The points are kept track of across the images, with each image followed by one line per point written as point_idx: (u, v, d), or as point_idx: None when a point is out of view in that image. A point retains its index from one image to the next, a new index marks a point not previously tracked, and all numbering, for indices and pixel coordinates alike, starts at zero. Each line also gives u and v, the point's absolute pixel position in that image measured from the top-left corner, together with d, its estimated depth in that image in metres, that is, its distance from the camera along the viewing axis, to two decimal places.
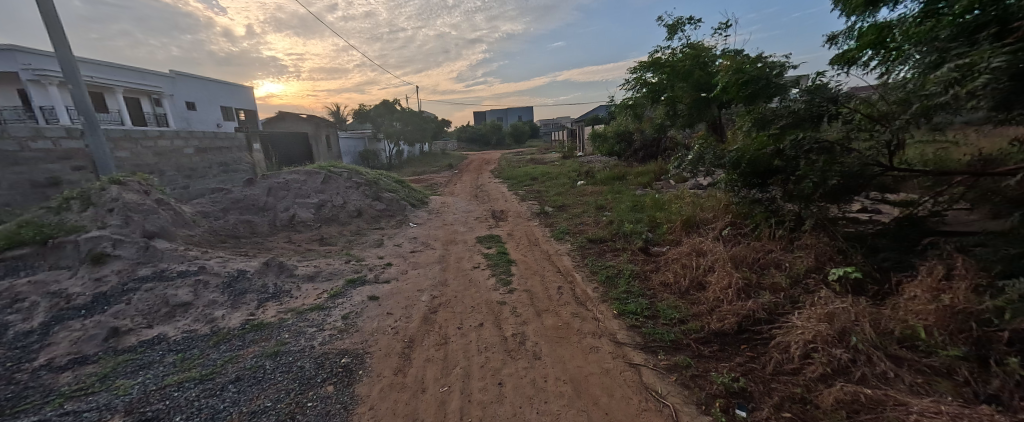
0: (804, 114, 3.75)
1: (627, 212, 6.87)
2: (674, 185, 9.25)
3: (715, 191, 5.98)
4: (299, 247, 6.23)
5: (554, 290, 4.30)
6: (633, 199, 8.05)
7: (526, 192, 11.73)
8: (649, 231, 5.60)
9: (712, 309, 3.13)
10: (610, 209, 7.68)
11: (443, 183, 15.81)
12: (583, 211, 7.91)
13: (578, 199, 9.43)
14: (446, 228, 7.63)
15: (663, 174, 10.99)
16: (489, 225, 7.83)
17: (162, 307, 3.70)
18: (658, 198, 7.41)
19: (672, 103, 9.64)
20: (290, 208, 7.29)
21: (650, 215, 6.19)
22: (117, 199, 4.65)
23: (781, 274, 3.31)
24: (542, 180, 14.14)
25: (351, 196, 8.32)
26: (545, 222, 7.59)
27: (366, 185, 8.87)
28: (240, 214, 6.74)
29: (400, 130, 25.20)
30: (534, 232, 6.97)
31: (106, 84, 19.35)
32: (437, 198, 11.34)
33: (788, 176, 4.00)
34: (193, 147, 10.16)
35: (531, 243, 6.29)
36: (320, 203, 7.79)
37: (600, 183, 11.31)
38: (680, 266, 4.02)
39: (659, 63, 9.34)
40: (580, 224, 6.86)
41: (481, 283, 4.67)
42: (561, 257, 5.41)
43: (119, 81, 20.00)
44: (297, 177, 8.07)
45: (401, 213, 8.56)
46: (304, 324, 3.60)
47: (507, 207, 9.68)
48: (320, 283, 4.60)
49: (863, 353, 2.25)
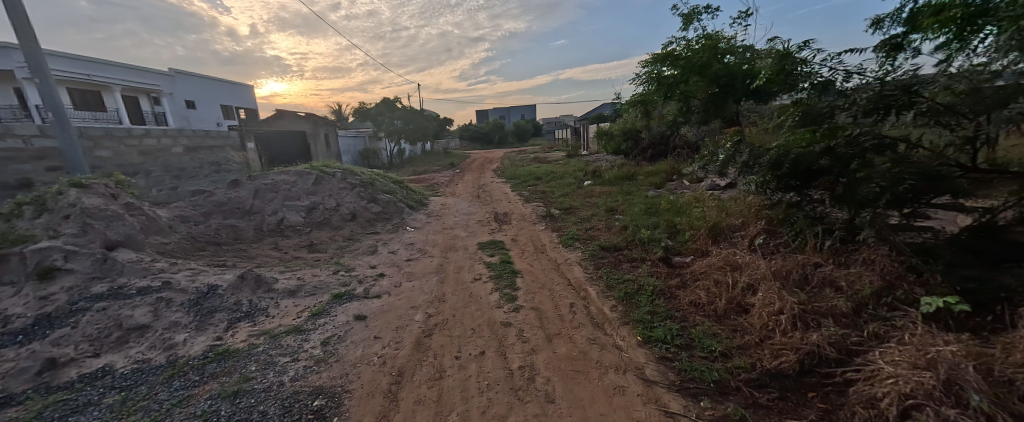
0: (869, 105, 3.19)
1: (641, 216, 6.33)
2: (688, 186, 8.71)
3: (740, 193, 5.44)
4: (286, 255, 5.74)
5: (566, 309, 3.78)
6: (645, 202, 7.52)
7: (531, 193, 11.21)
8: (669, 239, 5.06)
9: (761, 340, 2.60)
10: (622, 212, 7.14)
11: (444, 183, 15.31)
12: (593, 214, 7.38)
13: (586, 201, 8.90)
14: (446, 233, 7.14)
15: (675, 173, 10.44)
16: (492, 229, 7.32)
17: (114, 331, 3.19)
18: (674, 201, 6.88)
19: (686, 98, 9.07)
20: (279, 212, 6.80)
21: (668, 220, 5.65)
22: (74, 205, 4.16)
23: (840, 297, 2.78)
24: (547, 180, 13.62)
25: (344, 198, 7.82)
26: (552, 226, 7.07)
27: (361, 186, 8.37)
28: (224, 218, 6.26)
29: (401, 128, 24.69)
30: (541, 237, 6.44)
31: (103, 83, 18.96)
32: (437, 199, 10.84)
33: (837, 177, 3.47)
34: (182, 146, 9.69)
35: (538, 251, 5.76)
36: (311, 206, 7.30)
37: (609, 183, 10.78)
38: (713, 283, 3.48)
39: (673, 55, 8.75)
40: (591, 229, 6.32)
41: (482, 299, 4.16)
42: (571, 268, 4.89)
43: (117, 79, 19.62)
44: (288, 178, 7.58)
45: (398, 215, 8.07)
46: (276, 353, 3.10)
47: (511, 209, 9.16)
48: (302, 299, 4.09)
49: (983, 414, 1.73)
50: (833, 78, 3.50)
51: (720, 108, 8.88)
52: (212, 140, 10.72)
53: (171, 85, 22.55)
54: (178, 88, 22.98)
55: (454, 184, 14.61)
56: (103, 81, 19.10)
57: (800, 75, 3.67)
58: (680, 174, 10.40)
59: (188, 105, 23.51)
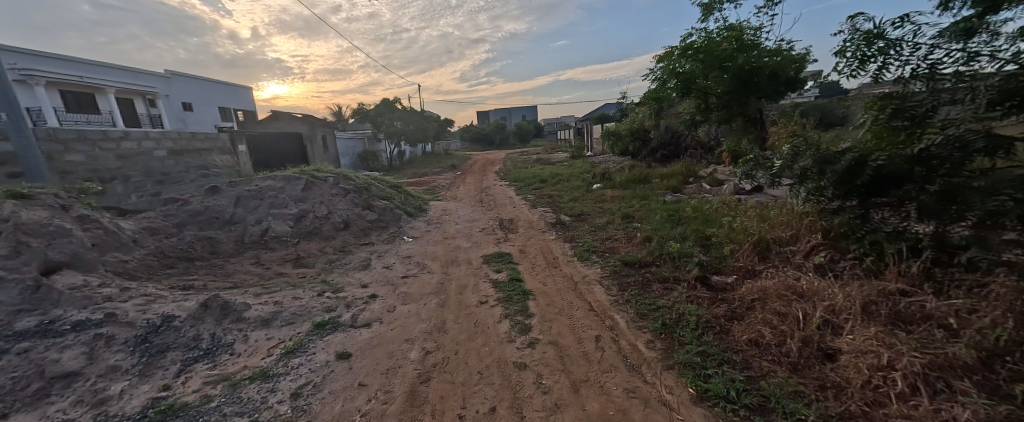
0: (989, 97, 2.61)
1: (665, 226, 5.68)
2: (708, 190, 8.05)
3: (779, 201, 4.81)
4: (267, 271, 5.13)
5: (591, 345, 3.15)
6: (665, 208, 6.89)
7: (537, 197, 10.56)
8: (702, 254, 4.42)
9: (869, 408, 2.03)
10: (641, 221, 6.48)
11: (446, 185, 14.71)
12: (608, 223, 6.73)
13: (597, 206, 8.29)
14: (447, 243, 6.50)
15: (690, 176, 9.81)
16: (497, 239, 6.68)
17: (32, 382, 2.56)
18: (698, 209, 6.23)
19: (704, 94, 8.40)
20: (263, 221, 6.18)
21: (698, 231, 5.01)
22: (7, 219, 3.52)
23: (960, 341, 2.19)
24: (553, 183, 12.97)
25: (336, 205, 7.20)
26: (564, 236, 6.43)
27: (355, 192, 7.74)
28: (200, 229, 5.63)
29: (401, 129, 24.05)
30: (553, 249, 5.80)
31: (95, 84, 18.41)
32: (437, 204, 10.23)
33: (922, 185, 2.92)
34: (165, 149, 9.09)
35: (549, 266, 5.13)
36: (300, 214, 6.67)
37: (620, 186, 10.15)
38: (774, 315, 2.86)
39: (692, 48, 8.10)
40: (608, 241, 5.68)
41: (490, 329, 3.52)
42: (590, 288, 4.25)
43: (110, 81, 19.06)
44: (275, 183, 6.93)
45: (395, 224, 7.45)
46: (232, 412, 2.46)
47: (517, 215, 8.51)
48: (277, 330, 3.46)
49: None
50: (944, 60, 2.93)
51: (743, 106, 8.19)
52: (198, 142, 10.12)
53: (167, 87, 22.02)
54: (174, 90, 22.43)
55: (456, 187, 13.97)
56: (97, 83, 18.53)
57: (896, 58, 3.07)
58: (696, 177, 9.75)
59: (185, 107, 22.94)
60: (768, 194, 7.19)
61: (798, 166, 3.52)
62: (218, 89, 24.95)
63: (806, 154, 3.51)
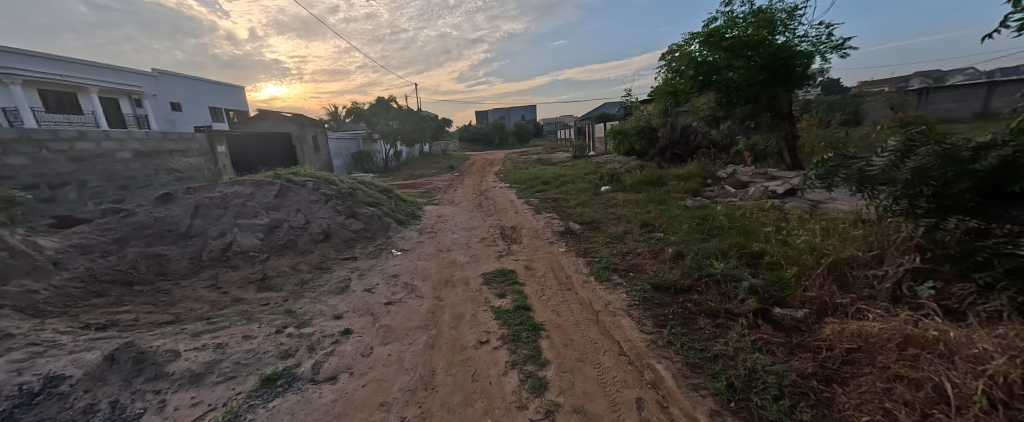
0: None
1: (695, 238, 4.84)
2: (734, 194, 7.23)
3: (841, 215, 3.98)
4: (223, 298, 4.27)
5: (632, 415, 2.31)
6: (689, 216, 6.08)
7: (541, 201, 9.71)
8: (752, 276, 3.57)
9: None
10: (664, 232, 5.65)
11: (443, 188, 13.89)
12: (626, 232, 5.88)
13: (609, 212, 7.48)
14: (441, 257, 5.65)
15: (708, 177, 9.00)
16: (499, 253, 5.83)
17: None
18: (731, 217, 5.39)
19: (727, 87, 7.59)
20: (226, 234, 5.33)
21: (740, 248, 4.17)
22: None
23: None
24: (557, 184, 12.10)
25: (316, 213, 6.36)
26: (576, 249, 5.58)
27: (338, 198, 6.89)
28: (147, 244, 4.77)
29: (397, 129, 23.11)
30: (564, 267, 4.96)
31: (78, 83, 17.47)
32: (433, 209, 9.41)
33: None
34: (131, 151, 8.23)
35: (562, 289, 4.29)
36: (272, 224, 5.82)
37: (630, 188, 9.35)
38: (899, 383, 2.04)
39: (717, 35, 7.30)
40: (630, 256, 4.82)
41: (492, 386, 2.67)
42: (617, 322, 3.40)
43: (94, 79, 18.14)
44: (243, 188, 6.03)
45: (383, 234, 6.62)
46: None
47: (520, 223, 7.65)
48: (209, 390, 2.60)
49: None
50: None
51: (772, 99, 7.38)
52: (169, 143, 9.26)
53: (155, 86, 21.08)
54: (163, 90, 21.51)
55: (453, 190, 13.10)
56: (79, 82, 17.59)
57: None
58: (714, 179, 8.93)
59: (174, 107, 22.00)
60: (804, 198, 6.37)
61: (908, 166, 2.92)
62: (208, 88, 24.01)
63: (922, 151, 2.91)
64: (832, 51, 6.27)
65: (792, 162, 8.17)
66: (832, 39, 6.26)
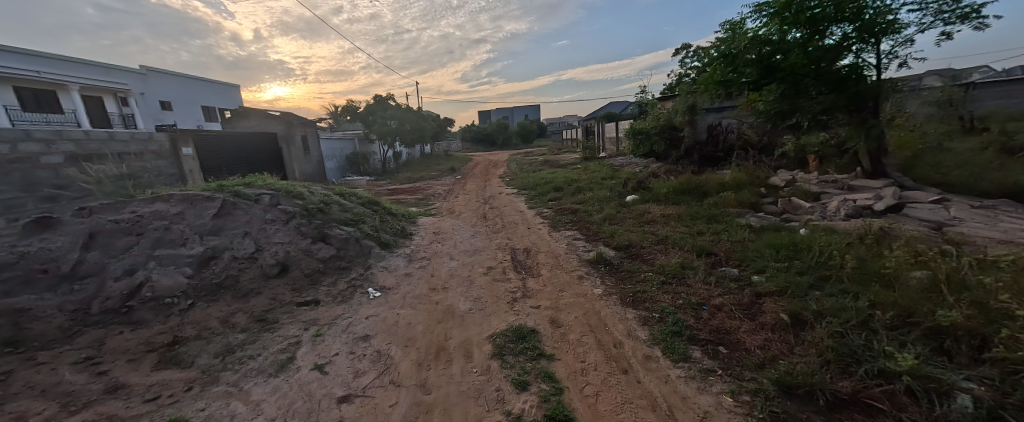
0: None
1: (804, 287, 3.30)
2: (807, 209, 5.71)
3: None
4: (93, 386, 2.79)
5: None
6: (765, 242, 4.55)
7: (557, 213, 8.21)
8: (968, 383, 2.06)
9: None
10: (740, 268, 4.09)
11: (442, 193, 12.42)
12: (685, 266, 4.33)
13: (646, 231, 5.97)
14: (433, 303, 4.13)
15: (759, 185, 7.47)
16: (512, 295, 4.31)
17: None
18: (841, 250, 3.83)
19: (800, 74, 6.12)
20: (135, 272, 3.85)
21: (902, 315, 2.62)
22: None
23: None
24: (574, 191, 10.54)
25: (271, 237, 4.85)
26: (619, 291, 4.03)
27: (304, 216, 5.36)
28: (4, 294, 3.29)
29: (395, 129, 21.63)
30: (609, 327, 3.42)
31: (57, 81, 15.75)
32: (428, 223, 7.94)
33: None
34: (62, 154, 6.75)
35: (618, 374, 2.76)
36: (208, 255, 4.33)
37: (665, 198, 7.83)
38: None
39: (794, 4, 5.77)
40: (709, 312, 3.27)
41: None
42: None
43: (78, 77, 16.57)
44: (167, 206, 4.50)
45: (360, 263, 5.13)
46: None
47: (535, 244, 6.13)
48: None
49: None
50: None
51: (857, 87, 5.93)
52: (116, 144, 7.83)
53: (142, 84, 19.71)
54: (150, 87, 20.08)
55: (453, 197, 11.56)
56: (58, 79, 15.95)
57: None
58: (769, 187, 7.36)
59: (163, 106, 20.54)
60: (915, 219, 4.84)
61: None
62: (198, 86, 22.52)
63: None
64: (958, 22, 4.71)
65: (872, 168, 6.62)
66: (958, 5, 4.67)
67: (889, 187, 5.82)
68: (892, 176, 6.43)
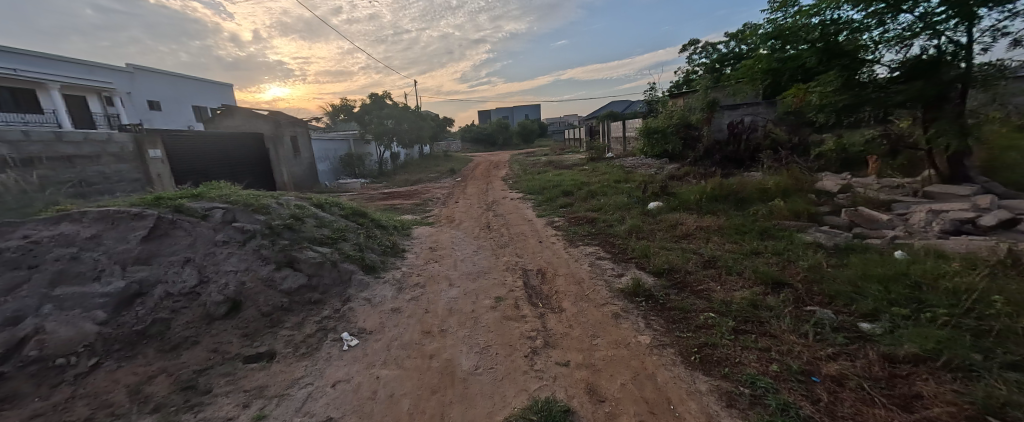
0: None
1: (966, 353, 2.24)
2: (886, 223, 4.67)
3: None
4: None
5: None
6: (859, 270, 3.49)
7: (572, 224, 7.17)
8: None
9: None
10: (839, 310, 3.03)
11: (441, 198, 11.34)
12: (757, 304, 3.28)
13: (686, 249, 4.93)
14: (426, 358, 3.09)
15: (808, 192, 6.43)
16: (530, 344, 3.25)
17: None
18: (987, 292, 2.77)
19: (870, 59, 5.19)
20: (17, 323, 2.81)
21: None
22: None
23: None
24: (587, 197, 9.47)
25: (221, 265, 3.81)
26: (677, 343, 2.98)
27: (267, 236, 4.31)
28: None
29: (392, 128, 20.52)
30: (676, 406, 2.38)
31: (34, 78, 14.57)
32: (423, 234, 6.89)
33: None
34: None
35: None
36: (131, 292, 3.29)
37: (697, 206, 6.79)
38: None
39: None
40: (828, 389, 2.23)
41: None
42: None
43: (57, 75, 15.43)
44: (78, 228, 3.47)
45: (335, 296, 4.09)
46: None
47: (551, 265, 5.07)
48: None
49: None
50: None
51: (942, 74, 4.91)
52: (64, 146, 6.75)
53: (129, 83, 18.55)
54: (135, 86, 18.86)
55: (453, 203, 10.46)
56: (35, 77, 14.68)
57: None
58: (821, 194, 6.32)
59: (151, 105, 19.36)
60: None
61: None
62: (186, 84, 21.30)
63: None
64: None
65: (950, 172, 5.57)
66: None
67: (984, 195, 4.77)
68: (976, 181, 5.39)
